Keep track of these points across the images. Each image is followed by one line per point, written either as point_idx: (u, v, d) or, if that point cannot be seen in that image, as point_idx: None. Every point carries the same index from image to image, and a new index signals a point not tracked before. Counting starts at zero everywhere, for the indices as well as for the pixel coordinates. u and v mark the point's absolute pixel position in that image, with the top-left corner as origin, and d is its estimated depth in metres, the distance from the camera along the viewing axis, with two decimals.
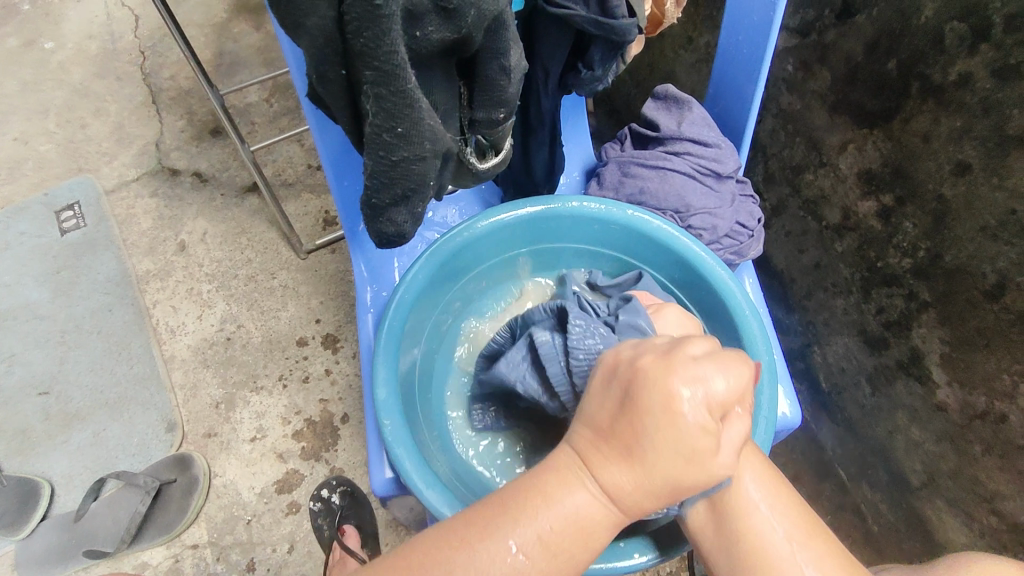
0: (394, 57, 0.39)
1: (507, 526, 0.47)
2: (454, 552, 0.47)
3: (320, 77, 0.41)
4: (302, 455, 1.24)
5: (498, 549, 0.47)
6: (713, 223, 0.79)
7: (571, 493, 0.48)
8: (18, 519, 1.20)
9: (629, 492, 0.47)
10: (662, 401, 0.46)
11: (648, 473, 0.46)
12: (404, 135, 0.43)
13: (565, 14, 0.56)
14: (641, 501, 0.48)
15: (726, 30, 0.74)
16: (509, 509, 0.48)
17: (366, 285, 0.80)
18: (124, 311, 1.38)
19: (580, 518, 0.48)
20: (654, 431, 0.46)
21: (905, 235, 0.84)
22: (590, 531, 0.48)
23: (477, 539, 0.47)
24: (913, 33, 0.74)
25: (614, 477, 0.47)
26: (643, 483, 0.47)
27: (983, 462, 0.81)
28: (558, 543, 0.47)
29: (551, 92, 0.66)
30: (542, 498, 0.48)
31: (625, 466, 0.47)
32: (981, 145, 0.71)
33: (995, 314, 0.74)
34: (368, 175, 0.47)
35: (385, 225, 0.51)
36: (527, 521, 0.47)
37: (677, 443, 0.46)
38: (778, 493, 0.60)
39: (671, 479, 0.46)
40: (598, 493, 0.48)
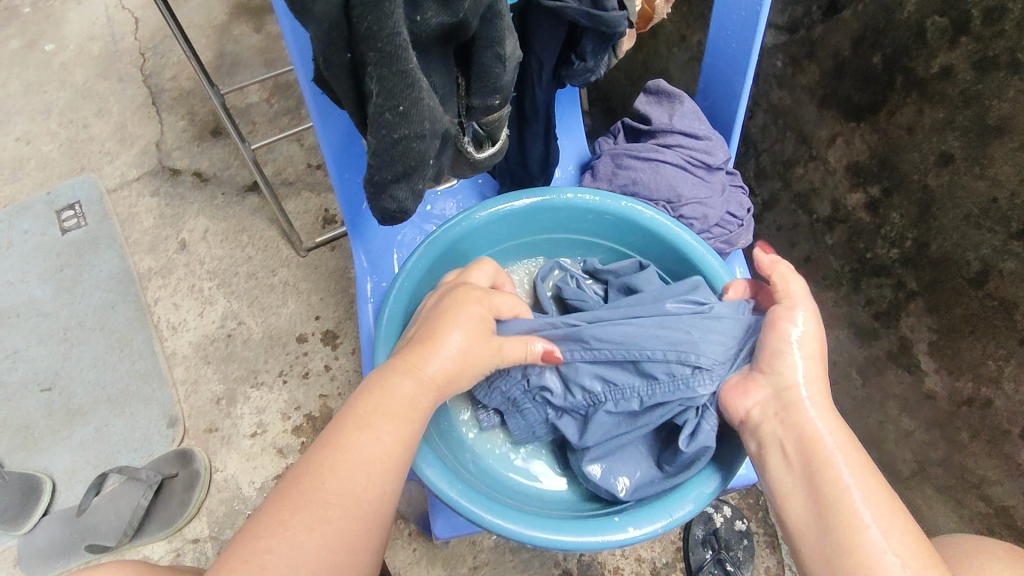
0: (396, 38, 0.41)
1: (354, 427, 0.52)
2: (313, 467, 0.49)
3: (325, 61, 0.43)
4: (302, 449, 1.26)
5: (359, 443, 0.51)
6: (704, 213, 0.81)
7: (399, 383, 0.56)
8: (20, 513, 1.22)
9: (442, 370, 0.59)
10: (449, 306, 0.65)
11: (450, 351, 0.60)
12: (404, 114, 0.45)
13: (557, 7, 0.58)
14: (451, 380, 0.60)
15: (715, 25, 0.76)
16: (345, 418, 0.53)
17: (366, 276, 0.82)
18: (125, 308, 1.39)
19: (413, 399, 0.56)
20: (443, 323, 0.62)
21: (892, 226, 0.86)
22: (419, 408, 0.56)
23: (325, 450, 0.50)
24: (896, 28, 0.77)
25: (430, 365, 0.59)
26: (449, 358, 0.60)
27: (971, 448, 0.84)
28: (400, 428, 0.53)
29: (544, 83, 0.68)
30: (376, 396, 0.55)
31: (432, 353, 0.59)
32: (962, 136, 0.73)
33: (980, 301, 0.77)
34: (371, 154, 0.48)
35: (387, 203, 0.53)
36: (363, 417, 0.53)
37: (459, 328, 0.62)
38: (884, 500, 0.53)
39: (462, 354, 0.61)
40: (417, 378, 0.57)
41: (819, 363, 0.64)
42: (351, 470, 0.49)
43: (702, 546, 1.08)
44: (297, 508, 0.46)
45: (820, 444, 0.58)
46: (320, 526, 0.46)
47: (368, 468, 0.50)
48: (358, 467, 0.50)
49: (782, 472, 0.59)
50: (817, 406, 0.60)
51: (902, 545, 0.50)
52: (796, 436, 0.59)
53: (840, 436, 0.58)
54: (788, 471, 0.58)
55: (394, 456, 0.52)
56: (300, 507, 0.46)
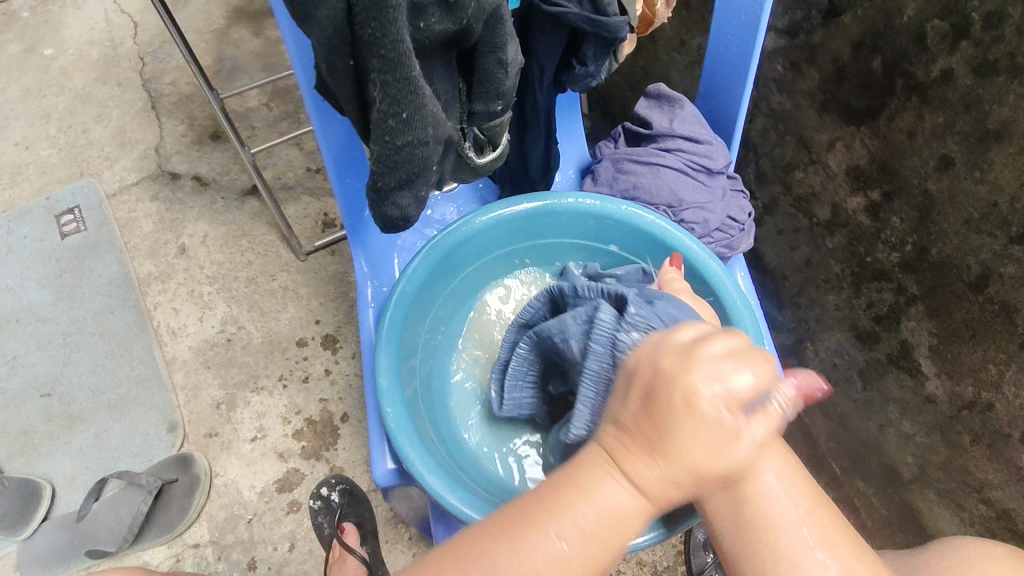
0: (400, 45, 0.40)
1: (532, 530, 0.41)
2: (476, 560, 0.41)
3: (329, 67, 0.43)
4: (303, 454, 1.25)
5: (524, 562, 0.40)
6: (705, 217, 0.81)
7: (602, 491, 0.41)
8: (19, 519, 1.21)
9: (658, 482, 0.41)
10: (678, 357, 0.42)
11: (687, 461, 0.40)
12: (407, 120, 0.45)
13: (559, 12, 0.58)
14: (673, 492, 0.41)
15: (715, 30, 0.76)
16: (528, 504, 0.42)
17: (367, 281, 0.82)
18: (125, 312, 1.39)
19: (615, 514, 0.41)
20: (676, 397, 0.40)
21: (893, 230, 0.86)
22: (623, 533, 0.41)
23: (498, 546, 0.41)
24: (896, 32, 0.77)
25: (650, 475, 0.40)
26: (672, 469, 0.40)
27: (973, 452, 0.84)
28: (582, 558, 0.40)
29: (545, 87, 0.68)
30: (570, 498, 0.41)
31: (653, 449, 0.40)
32: (962, 140, 0.73)
33: (980, 306, 0.77)
34: (373, 160, 0.48)
35: (390, 209, 0.53)
36: (549, 518, 0.41)
37: (709, 426, 0.40)
38: (792, 466, 0.46)
39: (698, 460, 0.40)
40: (629, 487, 0.41)
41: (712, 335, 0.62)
42: None
43: (704, 550, 1.07)
44: None
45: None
46: None
47: None
48: None
49: None
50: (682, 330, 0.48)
51: (818, 521, 0.44)
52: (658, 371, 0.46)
53: (701, 356, 0.47)
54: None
55: None
56: None
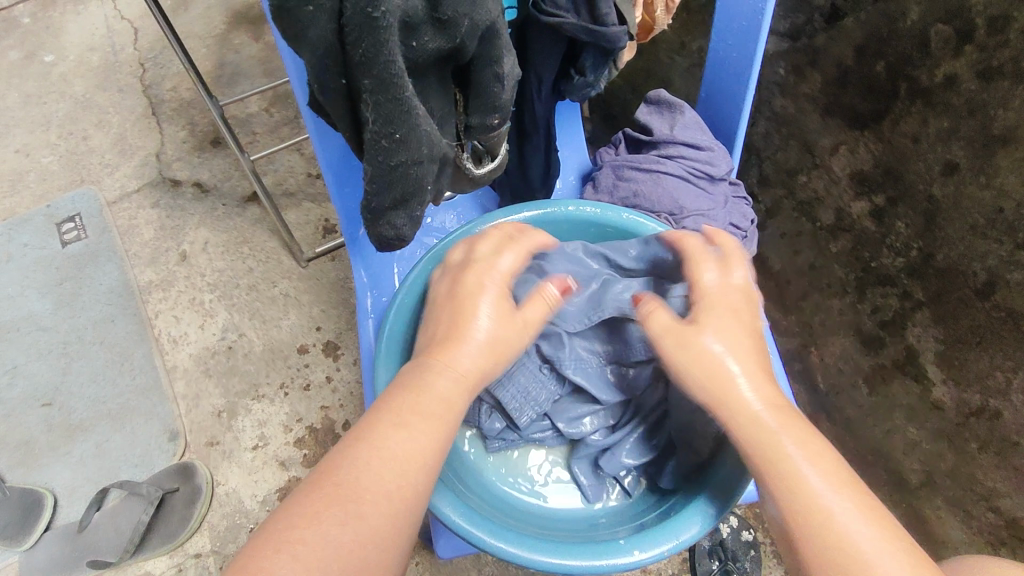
0: (392, 66, 0.40)
1: (389, 424, 0.51)
2: (347, 462, 0.49)
3: (321, 87, 0.43)
4: (304, 463, 1.25)
5: (382, 452, 0.49)
6: (707, 225, 0.80)
7: (435, 381, 0.53)
8: (19, 531, 1.21)
9: (474, 366, 0.55)
10: (464, 283, 0.59)
11: (475, 343, 0.55)
12: (401, 140, 0.44)
13: (556, 23, 0.57)
14: (483, 368, 0.56)
15: (715, 36, 0.75)
16: (376, 416, 0.52)
17: (366, 291, 0.82)
18: (126, 321, 1.39)
19: (446, 396, 0.53)
20: (465, 314, 0.56)
21: (897, 235, 0.85)
22: (455, 407, 0.53)
23: (359, 444, 0.50)
24: (900, 37, 0.76)
25: (463, 362, 0.55)
26: (479, 350, 0.55)
27: (979, 459, 0.83)
28: (430, 433, 0.51)
29: (545, 96, 0.68)
30: (410, 393, 0.53)
31: (458, 344, 0.55)
32: (967, 145, 0.72)
33: (986, 311, 0.76)
34: (368, 180, 0.48)
35: (385, 229, 0.52)
36: (397, 416, 0.51)
37: (484, 307, 0.57)
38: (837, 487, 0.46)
39: (492, 341, 0.56)
40: (453, 375, 0.54)
41: (749, 337, 0.54)
42: (387, 467, 0.49)
43: (708, 557, 1.07)
44: (331, 502, 0.46)
45: (778, 448, 0.48)
46: (350, 522, 0.46)
47: (402, 468, 0.49)
48: (392, 466, 0.49)
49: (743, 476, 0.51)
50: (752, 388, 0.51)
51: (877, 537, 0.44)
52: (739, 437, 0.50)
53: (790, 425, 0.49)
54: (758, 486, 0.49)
55: (424, 463, 0.50)
56: (334, 503, 0.46)
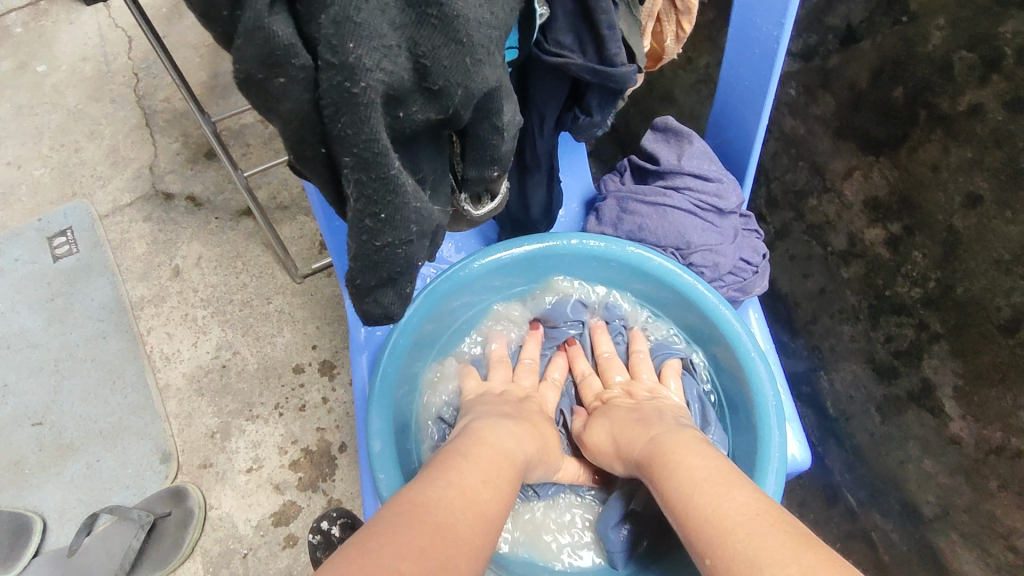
0: (375, 144, 0.37)
1: (480, 477, 0.57)
2: (433, 493, 0.53)
3: (299, 156, 0.40)
4: (299, 485, 1.22)
5: (463, 488, 0.55)
6: (715, 261, 0.77)
7: (498, 444, 0.63)
8: (9, 555, 1.18)
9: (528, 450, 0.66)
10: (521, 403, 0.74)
11: (528, 432, 0.68)
12: (387, 221, 0.41)
13: (560, 63, 0.54)
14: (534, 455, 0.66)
15: (728, 63, 0.71)
16: (449, 460, 0.58)
17: (360, 325, 0.79)
18: (118, 339, 1.36)
19: (507, 457, 0.62)
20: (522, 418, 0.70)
21: (914, 265, 0.81)
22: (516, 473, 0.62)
23: (440, 480, 0.55)
24: (920, 61, 0.72)
25: (525, 442, 0.66)
26: (531, 439, 0.68)
27: (999, 497, 0.80)
28: (502, 486, 0.58)
29: (547, 133, 0.64)
30: (478, 448, 0.61)
31: (519, 428, 0.68)
32: (992, 177, 0.69)
33: (1010, 348, 0.72)
34: (351, 256, 0.44)
35: (372, 307, 0.47)
36: (472, 463, 0.58)
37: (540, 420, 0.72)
38: (705, 485, 0.56)
39: (544, 441, 0.70)
40: (514, 447, 0.64)
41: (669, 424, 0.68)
42: (468, 501, 0.54)
43: None
44: (428, 525, 0.49)
45: (683, 474, 0.59)
46: (442, 537, 0.48)
47: (480, 505, 0.54)
48: (472, 501, 0.54)
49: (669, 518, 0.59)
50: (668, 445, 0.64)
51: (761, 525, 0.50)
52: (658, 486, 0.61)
53: (699, 462, 0.60)
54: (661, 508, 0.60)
55: (495, 505, 0.56)
56: (431, 524, 0.49)
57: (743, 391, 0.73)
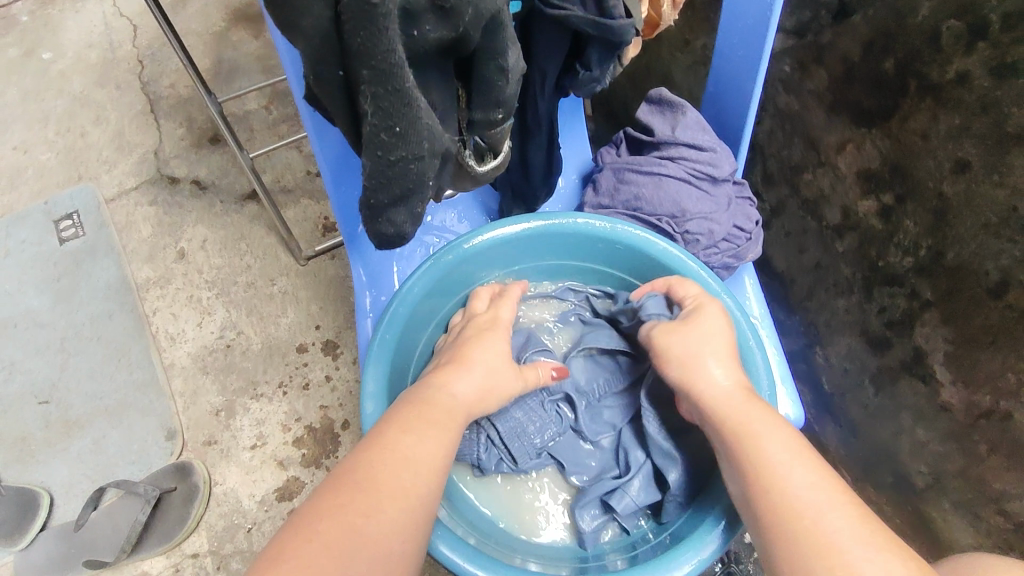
0: (391, 56, 0.39)
1: (401, 431, 0.58)
2: (362, 464, 0.55)
3: (318, 78, 0.42)
4: (303, 462, 1.24)
5: (397, 451, 0.57)
6: (709, 228, 0.79)
7: (439, 398, 0.64)
8: (16, 529, 1.20)
9: (469, 393, 0.66)
10: (474, 331, 0.74)
11: (468, 370, 0.68)
12: (401, 134, 0.44)
13: (561, 15, 0.56)
14: (477, 403, 0.67)
15: (723, 29, 0.73)
16: (387, 425, 0.60)
17: (365, 290, 0.82)
18: (124, 319, 1.38)
19: (447, 408, 0.63)
20: (460, 356, 0.70)
21: (905, 234, 0.83)
22: (454, 420, 0.63)
23: (378, 448, 0.57)
24: (909, 32, 0.74)
25: (459, 385, 0.66)
26: (474, 383, 0.67)
27: (988, 461, 0.82)
28: (439, 440, 0.60)
29: (547, 93, 0.66)
30: (418, 406, 0.62)
31: (458, 373, 0.67)
32: (980, 143, 0.71)
33: (999, 311, 0.74)
34: (367, 175, 0.47)
35: (385, 226, 0.52)
36: (410, 422, 0.60)
37: (488, 347, 0.72)
38: (811, 467, 0.56)
39: (486, 375, 0.69)
40: (451, 395, 0.65)
41: (734, 363, 0.67)
42: (400, 464, 0.56)
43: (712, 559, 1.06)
44: (356, 498, 0.52)
45: (763, 440, 0.58)
46: (371, 508, 0.52)
47: (415, 467, 0.57)
48: (402, 463, 0.56)
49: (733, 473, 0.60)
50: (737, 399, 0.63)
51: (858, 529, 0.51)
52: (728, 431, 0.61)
53: (781, 433, 0.59)
54: (738, 480, 0.59)
55: (434, 464, 0.58)
56: (360, 497, 0.52)
57: None
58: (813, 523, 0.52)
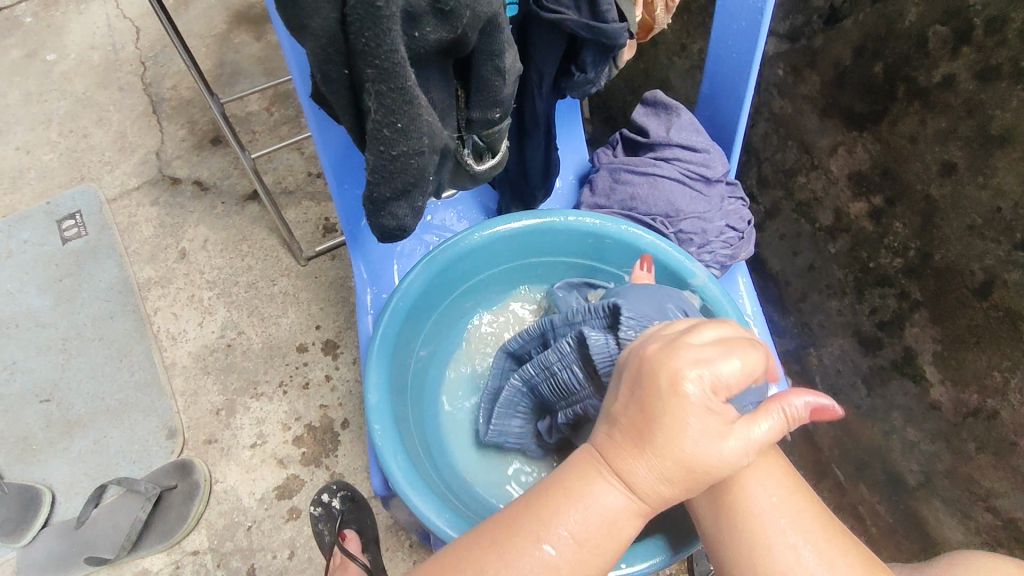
0: (394, 55, 0.41)
1: (541, 522, 0.50)
2: (496, 550, 0.50)
3: (324, 76, 0.44)
4: (302, 460, 1.25)
5: (537, 555, 0.50)
6: (703, 227, 0.81)
7: (598, 490, 0.50)
8: (18, 526, 1.21)
9: (648, 485, 0.48)
10: (664, 380, 0.47)
11: (657, 461, 0.47)
12: (403, 130, 0.45)
13: (557, 19, 0.58)
14: (662, 495, 0.49)
15: (715, 34, 0.75)
16: (527, 503, 0.52)
17: (366, 288, 0.83)
18: (125, 319, 1.39)
19: (608, 513, 0.50)
20: (655, 417, 0.47)
21: (895, 235, 0.85)
22: (620, 527, 0.50)
23: (502, 545, 0.50)
24: (898, 37, 0.76)
25: (637, 477, 0.48)
26: (659, 469, 0.48)
27: (977, 459, 0.83)
28: (589, 531, 0.50)
29: (544, 94, 0.68)
30: (568, 495, 0.51)
31: (640, 457, 0.48)
32: (965, 145, 0.73)
33: (984, 312, 0.76)
34: (370, 170, 0.49)
35: (387, 219, 0.53)
36: (546, 522, 0.50)
37: (688, 420, 0.46)
38: (791, 497, 0.55)
39: (682, 465, 0.47)
40: (621, 488, 0.50)
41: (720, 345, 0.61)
42: (537, 568, 0.49)
43: (707, 558, 1.07)
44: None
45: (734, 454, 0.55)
46: None
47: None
48: (539, 569, 0.49)
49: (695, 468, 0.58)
50: None
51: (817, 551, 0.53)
52: None
53: None
54: (703, 487, 0.57)
55: (586, 565, 0.50)
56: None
57: None
58: (766, 545, 0.53)
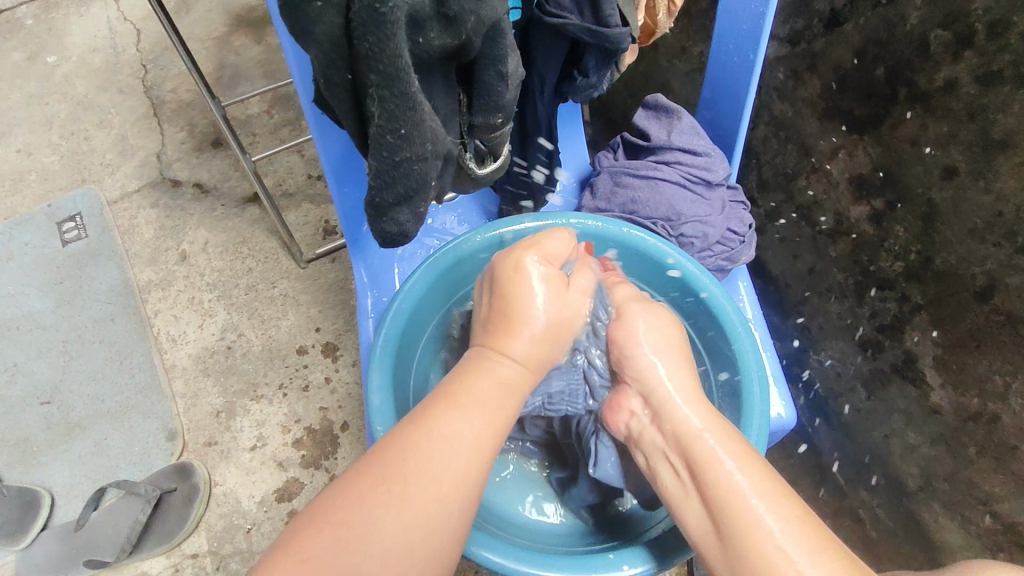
0: (398, 62, 0.41)
1: (447, 409, 0.57)
2: (403, 444, 0.55)
3: (327, 80, 0.44)
4: (302, 463, 1.25)
5: (442, 442, 0.55)
6: (704, 231, 0.81)
7: (489, 368, 0.61)
8: (18, 529, 1.21)
9: (526, 352, 0.63)
10: (514, 263, 0.65)
11: (533, 327, 0.63)
12: (406, 137, 0.45)
13: (560, 24, 0.59)
14: (536, 356, 0.63)
15: (717, 38, 0.75)
16: (433, 401, 0.58)
17: (367, 291, 0.83)
18: (125, 321, 1.39)
19: (501, 379, 0.61)
20: (517, 295, 0.63)
21: (896, 238, 0.85)
22: (512, 390, 0.61)
23: (417, 430, 0.55)
24: (900, 41, 0.77)
25: (517, 348, 0.62)
26: (532, 336, 0.63)
27: (977, 463, 0.83)
28: (487, 412, 0.58)
29: (546, 98, 0.69)
30: (465, 377, 0.60)
31: (515, 332, 0.63)
32: (966, 149, 0.73)
33: (985, 315, 0.76)
34: (372, 176, 0.49)
35: (388, 224, 0.53)
36: (454, 398, 0.58)
37: (535, 290, 0.64)
38: (777, 499, 0.57)
39: (545, 326, 0.64)
40: (509, 361, 0.62)
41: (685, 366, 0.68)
42: (446, 450, 0.55)
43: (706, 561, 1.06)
44: (387, 478, 0.53)
45: (711, 463, 0.60)
46: (399, 501, 0.52)
47: (457, 451, 0.55)
48: (448, 448, 0.55)
49: (672, 480, 0.63)
50: (689, 404, 0.65)
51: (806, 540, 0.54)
52: (675, 440, 0.64)
53: (724, 445, 0.61)
54: (692, 502, 0.60)
55: (487, 444, 0.57)
56: (393, 477, 0.53)
57: (727, 370, 0.74)
58: (761, 546, 0.54)
